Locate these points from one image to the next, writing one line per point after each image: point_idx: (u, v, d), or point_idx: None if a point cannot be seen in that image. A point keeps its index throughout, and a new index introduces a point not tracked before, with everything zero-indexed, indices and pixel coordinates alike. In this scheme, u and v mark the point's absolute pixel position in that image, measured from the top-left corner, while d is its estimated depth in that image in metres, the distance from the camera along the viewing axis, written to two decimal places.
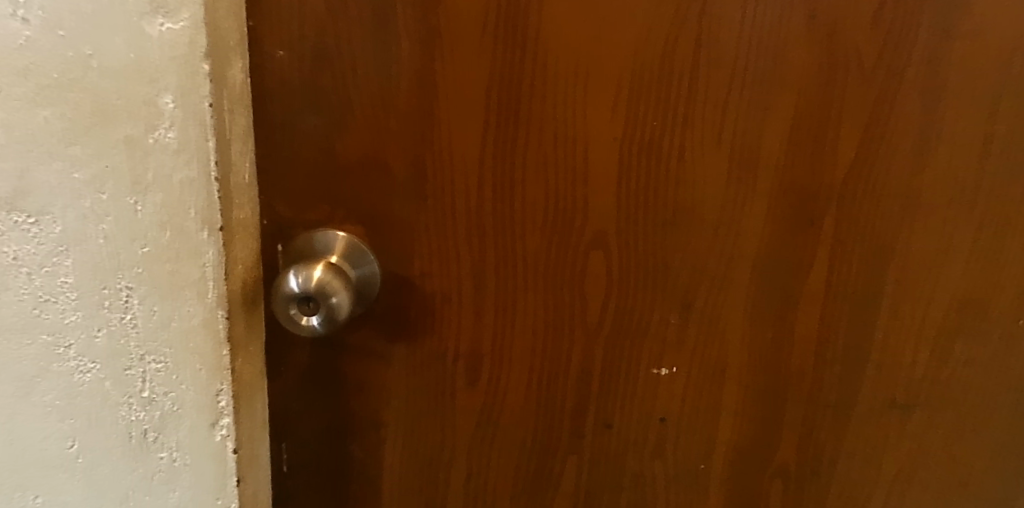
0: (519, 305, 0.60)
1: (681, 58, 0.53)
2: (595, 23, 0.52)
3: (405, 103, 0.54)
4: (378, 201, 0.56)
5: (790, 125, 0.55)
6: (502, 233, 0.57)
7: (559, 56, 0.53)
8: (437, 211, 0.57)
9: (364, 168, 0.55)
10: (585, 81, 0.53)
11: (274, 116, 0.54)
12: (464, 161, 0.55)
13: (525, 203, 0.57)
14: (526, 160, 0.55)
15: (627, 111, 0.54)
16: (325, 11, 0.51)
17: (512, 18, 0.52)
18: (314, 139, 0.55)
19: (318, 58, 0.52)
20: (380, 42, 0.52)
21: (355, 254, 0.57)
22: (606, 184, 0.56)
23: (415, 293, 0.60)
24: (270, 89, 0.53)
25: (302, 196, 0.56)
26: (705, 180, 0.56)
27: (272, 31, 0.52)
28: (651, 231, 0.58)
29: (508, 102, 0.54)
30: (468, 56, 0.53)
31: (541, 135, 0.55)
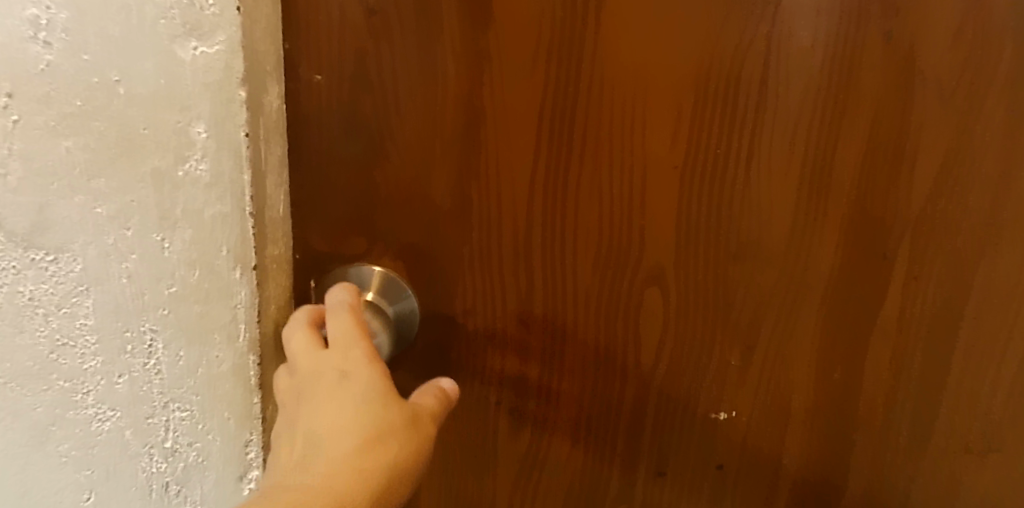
0: (568, 345, 0.56)
1: (748, 83, 0.49)
2: (655, 46, 0.48)
3: (451, 130, 0.50)
4: (420, 233, 0.53)
5: (863, 153, 0.51)
6: (551, 269, 0.54)
7: (616, 82, 0.49)
8: (482, 244, 0.53)
9: (405, 200, 0.52)
10: (644, 107, 0.50)
11: (311, 144, 0.50)
12: (513, 191, 0.52)
13: (579, 237, 0.53)
14: (579, 191, 0.52)
15: (689, 139, 0.51)
16: (366, 33, 0.48)
17: (566, 41, 0.48)
18: (353, 168, 0.51)
19: (359, 83, 0.49)
20: (425, 66, 0.48)
21: (392, 290, 0.53)
22: (665, 217, 0.52)
23: (457, 331, 0.56)
24: (307, 115, 0.49)
25: (339, 229, 0.52)
26: (772, 213, 0.52)
27: (309, 53, 0.48)
28: (712, 266, 0.54)
29: (561, 130, 0.50)
30: (520, 82, 0.49)
31: (595, 164, 0.51)
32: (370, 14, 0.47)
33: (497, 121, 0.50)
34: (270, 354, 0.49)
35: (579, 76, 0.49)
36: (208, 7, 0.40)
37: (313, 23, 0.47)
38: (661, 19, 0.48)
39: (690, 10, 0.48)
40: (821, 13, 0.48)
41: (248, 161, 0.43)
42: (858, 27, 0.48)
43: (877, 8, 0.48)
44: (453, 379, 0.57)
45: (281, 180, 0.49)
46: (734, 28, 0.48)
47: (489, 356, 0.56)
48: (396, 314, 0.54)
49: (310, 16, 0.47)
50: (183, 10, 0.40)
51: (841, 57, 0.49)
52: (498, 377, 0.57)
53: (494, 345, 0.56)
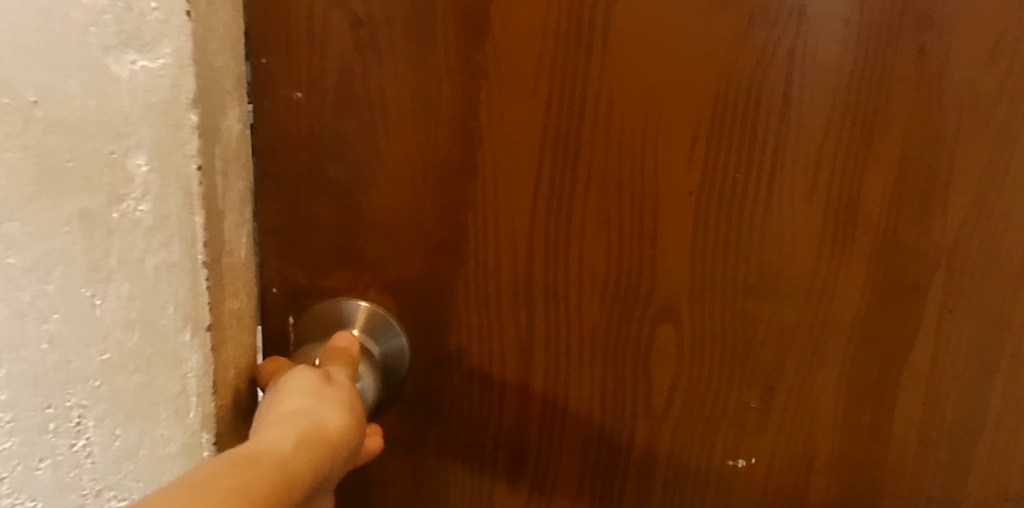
0: (570, 391, 0.49)
1: (768, 101, 0.45)
2: (671, 60, 0.43)
3: (441, 152, 0.43)
4: (408, 269, 0.46)
5: (892, 177, 0.47)
6: (552, 306, 0.47)
7: (625, 100, 0.44)
8: (476, 281, 0.46)
9: (388, 230, 0.45)
10: (656, 127, 0.44)
11: (285, 167, 0.44)
12: (511, 221, 0.45)
13: (584, 271, 0.47)
14: (585, 221, 0.46)
15: (704, 164, 0.45)
16: (344, 40, 0.41)
17: (570, 54, 0.42)
18: (331, 195, 0.44)
19: (338, 100, 0.42)
20: (413, 81, 0.42)
21: (377, 330, 0.46)
22: (678, 249, 0.47)
23: (450, 376, 0.49)
24: (280, 134, 0.43)
25: (318, 261, 0.46)
26: (796, 241, 0.47)
27: (284, 66, 0.42)
28: (731, 297, 0.48)
29: (564, 155, 0.44)
30: (518, 100, 0.43)
31: (603, 190, 0.45)
32: (350, 18, 0.41)
33: (490, 145, 0.44)
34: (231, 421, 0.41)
35: (584, 92, 0.43)
36: (150, 12, 0.32)
37: (287, 30, 0.41)
38: (676, 31, 0.43)
39: (707, 21, 0.43)
40: (850, 23, 0.43)
41: (200, 201, 0.36)
42: (889, 38, 0.44)
43: (910, 17, 0.43)
44: (444, 427, 0.50)
45: (241, 220, 0.42)
46: (755, 42, 0.43)
47: (485, 404, 0.50)
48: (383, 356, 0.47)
49: (283, 22, 0.41)
50: (119, 15, 0.32)
51: (871, 72, 0.44)
52: (495, 426, 0.50)
53: (491, 391, 0.49)
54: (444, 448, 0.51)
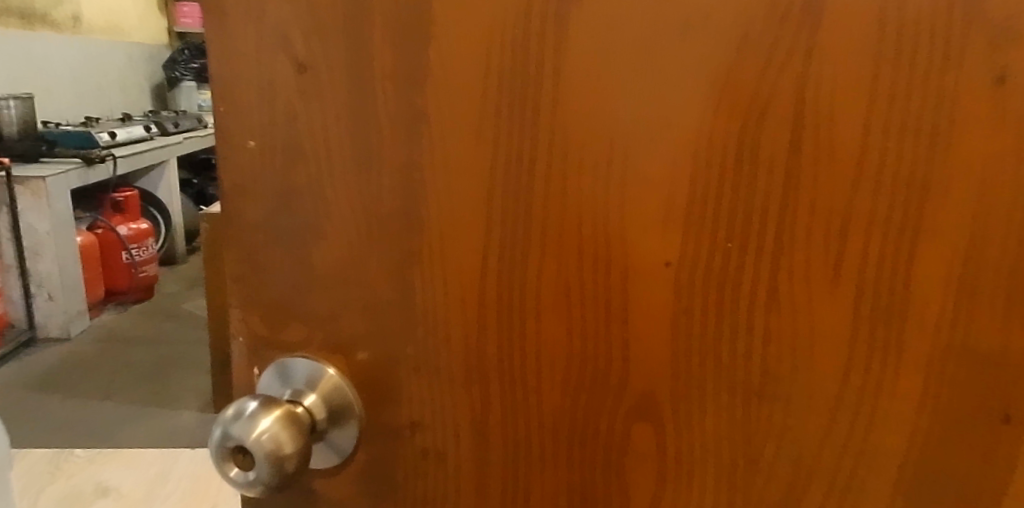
0: (537, 483, 0.42)
1: (771, 157, 0.34)
2: (641, 108, 0.35)
3: (388, 205, 0.39)
4: (359, 328, 0.42)
5: (960, 266, 0.34)
6: (513, 385, 0.41)
7: (584, 151, 0.36)
8: (428, 345, 0.41)
9: (344, 289, 0.42)
10: (624, 186, 0.36)
11: (241, 214, 0.42)
12: (462, 285, 0.40)
13: (544, 347, 0.40)
14: (542, 290, 0.39)
15: (687, 233, 0.36)
16: (294, 91, 0.39)
17: (516, 93, 0.36)
18: (279, 245, 0.42)
19: (287, 150, 0.40)
20: (353, 116, 0.38)
21: (335, 399, 0.42)
22: (654, 333, 0.38)
23: (405, 446, 0.44)
24: (240, 186, 0.41)
25: (278, 313, 0.43)
26: (815, 338, 0.37)
27: (236, 114, 0.40)
28: (726, 402, 0.39)
29: (517, 212, 0.38)
30: (466, 144, 0.37)
31: (561, 254, 0.38)
32: (299, 69, 0.38)
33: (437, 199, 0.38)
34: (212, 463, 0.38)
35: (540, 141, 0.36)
36: None
37: (234, 72, 0.39)
38: (650, 67, 0.34)
39: (688, 53, 0.34)
40: (883, 51, 0.32)
41: None
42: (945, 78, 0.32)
43: (982, 44, 0.31)
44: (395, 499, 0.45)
45: None
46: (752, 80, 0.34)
47: (441, 485, 0.44)
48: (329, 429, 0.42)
49: (234, 62, 0.39)
50: None
51: (921, 119, 0.32)
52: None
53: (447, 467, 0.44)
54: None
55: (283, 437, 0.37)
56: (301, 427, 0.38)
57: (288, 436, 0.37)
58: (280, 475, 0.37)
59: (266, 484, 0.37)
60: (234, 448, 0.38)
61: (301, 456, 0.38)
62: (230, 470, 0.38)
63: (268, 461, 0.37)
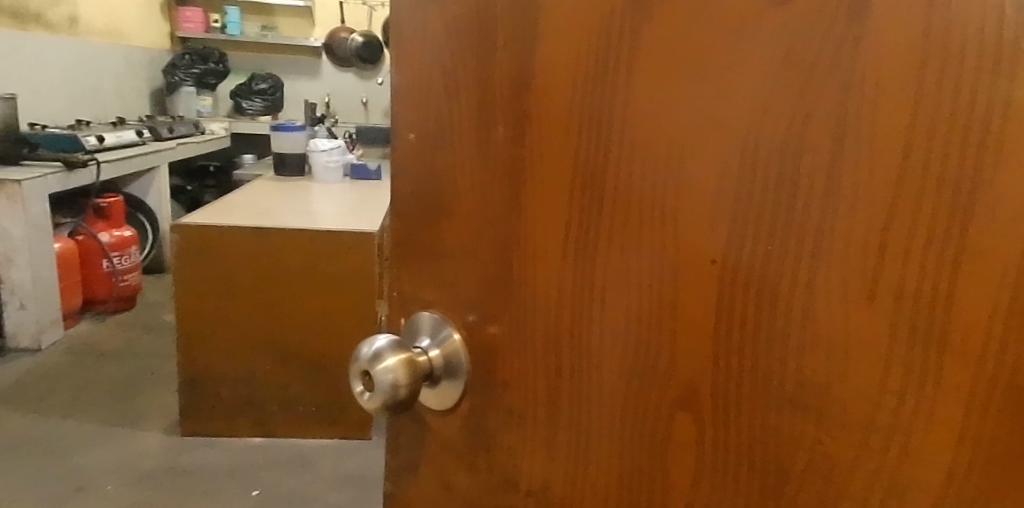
0: (594, 457, 0.45)
1: (812, 159, 0.34)
2: (697, 107, 0.37)
3: (499, 187, 0.46)
4: (472, 292, 0.50)
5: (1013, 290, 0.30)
6: (580, 357, 0.44)
7: (646, 145, 0.39)
8: (518, 310, 0.47)
9: (462, 256, 0.50)
10: (679, 181, 0.38)
11: (399, 194, 0.54)
12: (547, 261, 0.45)
13: (606, 323, 0.43)
14: (608, 273, 0.42)
15: (731, 229, 0.37)
16: (442, 94, 0.49)
17: (598, 87, 0.41)
18: (423, 220, 0.52)
19: (433, 143, 0.50)
20: (479, 111, 0.47)
21: (454, 360, 0.51)
22: (699, 324, 0.39)
23: (492, 400, 0.50)
24: (403, 173, 0.53)
25: (419, 274, 0.54)
26: (851, 351, 0.35)
27: (404, 113, 0.52)
28: (761, 407, 0.38)
29: (594, 195, 0.42)
30: (555, 127, 0.43)
31: (625, 238, 0.41)
32: (445, 79, 0.48)
33: (534, 179, 0.44)
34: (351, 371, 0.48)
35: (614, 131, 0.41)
36: None
37: (406, 78, 0.51)
38: (705, 69, 0.37)
39: (739, 56, 0.36)
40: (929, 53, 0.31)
41: None
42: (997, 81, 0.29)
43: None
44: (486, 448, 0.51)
45: None
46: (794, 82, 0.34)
47: (518, 439, 0.49)
48: (440, 379, 0.51)
49: (410, 78, 0.51)
50: None
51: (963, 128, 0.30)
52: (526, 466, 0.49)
53: (524, 425, 0.48)
54: (480, 470, 0.52)
55: (399, 375, 0.46)
56: (416, 371, 0.47)
57: (405, 375, 0.46)
58: (388, 405, 0.46)
59: (377, 406, 0.46)
60: (366, 372, 0.47)
61: (411, 393, 0.46)
62: (359, 384, 0.48)
63: (386, 389, 0.45)
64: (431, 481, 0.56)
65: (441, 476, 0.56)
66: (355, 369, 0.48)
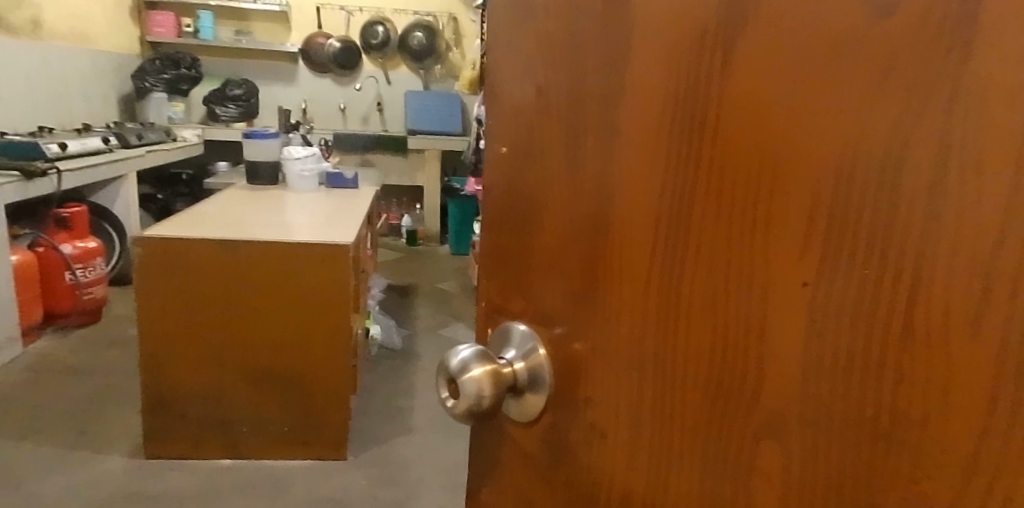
0: (673, 481, 0.43)
1: (917, 177, 0.31)
2: (790, 117, 0.35)
3: (589, 199, 0.46)
4: (558, 305, 0.49)
5: None
6: (664, 375, 0.43)
7: (736, 158, 0.37)
8: (602, 325, 0.46)
9: (550, 269, 0.50)
10: (770, 197, 0.36)
11: (493, 206, 0.54)
12: (635, 275, 0.43)
13: (691, 343, 0.41)
14: (695, 290, 0.40)
15: (824, 250, 0.34)
16: (535, 108, 0.49)
17: (691, 96, 0.39)
18: (515, 232, 0.52)
19: (525, 156, 0.50)
20: (571, 124, 0.46)
21: (538, 375, 0.50)
22: (787, 352, 0.36)
23: (573, 415, 0.49)
24: (495, 185, 0.54)
25: (508, 286, 0.54)
26: (951, 392, 0.31)
27: (501, 128, 0.52)
28: (848, 441, 0.34)
29: (683, 209, 0.40)
30: (645, 139, 0.42)
31: (713, 254, 0.39)
32: (538, 93, 0.48)
33: (623, 192, 0.43)
34: (439, 376, 0.51)
35: (705, 144, 0.39)
36: None
37: (504, 93, 0.52)
38: (799, 77, 0.34)
39: (836, 66, 0.33)
40: None
41: None
42: None
43: None
44: (565, 463, 0.50)
45: None
46: (898, 96, 0.31)
47: (598, 456, 0.48)
48: (523, 392, 0.51)
49: (505, 91, 0.52)
50: None
51: None
52: (603, 487, 0.47)
53: (605, 444, 0.47)
54: (560, 486, 0.51)
55: (484, 385, 0.47)
56: (500, 382, 0.48)
57: (489, 385, 0.47)
58: (470, 412, 0.48)
59: (460, 411, 0.49)
60: (450, 377, 0.49)
61: (494, 404, 0.48)
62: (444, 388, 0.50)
63: (469, 398, 0.47)
64: (512, 490, 0.56)
65: (521, 488, 0.55)
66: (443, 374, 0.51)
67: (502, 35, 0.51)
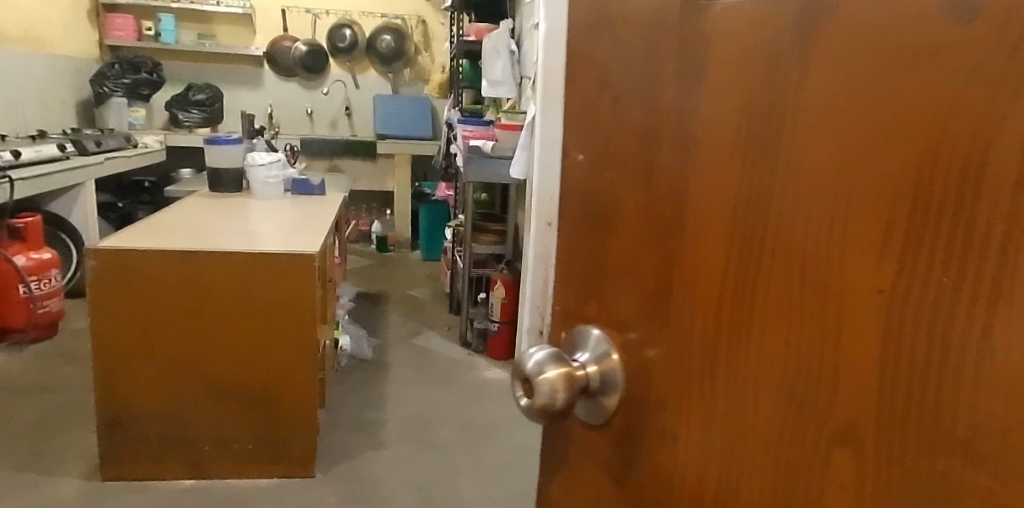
0: (744, 487, 0.42)
1: (995, 184, 0.30)
2: (873, 120, 0.34)
3: (666, 204, 0.46)
4: (631, 310, 0.49)
5: None
6: (738, 381, 0.42)
7: (814, 161, 0.37)
8: (675, 330, 0.46)
9: (623, 274, 0.50)
10: (848, 204, 0.35)
11: (569, 212, 0.55)
12: (710, 280, 0.43)
13: (766, 348, 0.40)
14: (770, 295, 0.40)
15: (903, 257, 0.33)
16: (615, 116, 0.49)
17: (772, 100, 0.38)
18: (589, 237, 0.53)
19: (603, 162, 0.51)
20: (650, 131, 0.46)
21: (610, 380, 0.50)
22: (861, 360, 0.35)
23: (645, 420, 0.49)
24: (572, 192, 0.55)
25: (581, 290, 0.54)
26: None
27: (579, 136, 0.53)
28: (924, 452, 0.33)
29: (757, 213, 0.40)
30: (718, 145, 0.42)
31: (787, 259, 0.38)
32: (618, 100, 0.49)
33: (698, 196, 0.43)
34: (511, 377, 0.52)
35: (782, 149, 0.38)
36: None
37: (582, 103, 0.53)
38: (883, 79, 0.34)
39: (916, 73, 0.32)
40: None
41: None
42: None
43: None
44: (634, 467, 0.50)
45: None
46: (977, 102, 0.30)
47: (669, 461, 0.47)
48: (595, 396, 0.52)
49: (584, 100, 0.52)
50: None
51: None
52: (675, 491, 0.47)
53: (677, 447, 0.47)
54: (629, 489, 0.51)
55: (558, 386, 0.48)
56: (574, 384, 0.49)
57: (563, 387, 0.48)
58: (543, 413, 0.48)
59: (533, 413, 0.49)
60: (524, 379, 0.50)
61: (568, 406, 0.48)
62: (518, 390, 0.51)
63: (542, 400, 0.48)
64: (579, 492, 0.56)
65: (588, 491, 0.55)
66: (516, 375, 0.52)
67: (583, 46, 0.52)
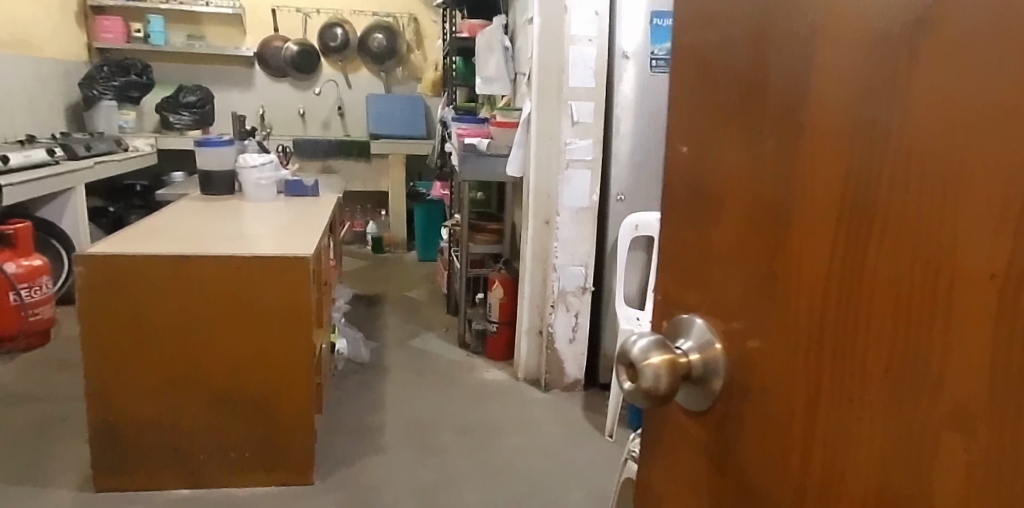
0: (848, 471, 0.41)
1: None
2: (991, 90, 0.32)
3: (772, 189, 0.45)
4: (736, 299, 0.48)
5: None
6: (844, 365, 0.41)
7: (922, 142, 0.35)
8: (778, 316, 0.45)
9: (726, 262, 0.49)
10: (962, 175, 0.34)
11: (671, 203, 0.55)
12: (817, 264, 0.42)
13: (872, 335, 0.39)
14: (876, 274, 0.38)
15: (1016, 235, 0.32)
16: (718, 104, 0.49)
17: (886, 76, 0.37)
18: (694, 229, 0.52)
19: (706, 156, 0.50)
20: (756, 116, 0.45)
21: (712, 368, 0.50)
22: (970, 344, 0.34)
23: (748, 410, 0.48)
24: (673, 182, 0.54)
25: (681, 280, 0.54)
26: None
27: (681, 128, 0.53)
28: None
29: (866, 198, 0.38)
30: (827, 127, 0.40)
31: (894, 241, 0.37)
32: (723, 89, 0.48)
33: (802, 183, 0.42)
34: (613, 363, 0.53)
35: (890, 130, 0.37)
36: None
37: (686, 94, 0.52)
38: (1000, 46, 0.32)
39: None
40: None
41: None
42: None
43: None
44: (734, 457, 0.49)
45: None
46: None
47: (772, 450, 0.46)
48: (698, 384, 0.51)
49: (686, 91, 0.52)
50: None
51: None
52: (777, 485, 0.46)
53: (779, 439, 0.46)
54: (728, 481, 0.50)
55: (662, 373, 0.48)
56: (676, 371, 0.49)
57: (666, 374, 0.48)
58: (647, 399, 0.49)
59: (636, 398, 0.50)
60: (628, 366, 0.51)
61: (671, 392, 0.49)
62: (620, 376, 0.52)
63: (647, 386, 0.49)
64: (676, 480, 0.56)
65: (686, 481, 0.54)
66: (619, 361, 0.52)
67: (688, 38, 0.52)
